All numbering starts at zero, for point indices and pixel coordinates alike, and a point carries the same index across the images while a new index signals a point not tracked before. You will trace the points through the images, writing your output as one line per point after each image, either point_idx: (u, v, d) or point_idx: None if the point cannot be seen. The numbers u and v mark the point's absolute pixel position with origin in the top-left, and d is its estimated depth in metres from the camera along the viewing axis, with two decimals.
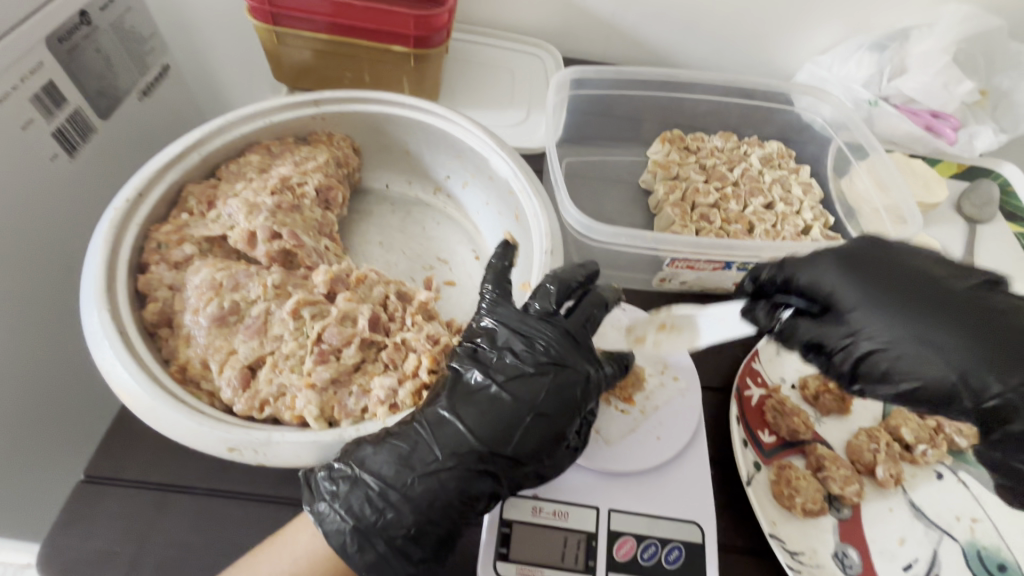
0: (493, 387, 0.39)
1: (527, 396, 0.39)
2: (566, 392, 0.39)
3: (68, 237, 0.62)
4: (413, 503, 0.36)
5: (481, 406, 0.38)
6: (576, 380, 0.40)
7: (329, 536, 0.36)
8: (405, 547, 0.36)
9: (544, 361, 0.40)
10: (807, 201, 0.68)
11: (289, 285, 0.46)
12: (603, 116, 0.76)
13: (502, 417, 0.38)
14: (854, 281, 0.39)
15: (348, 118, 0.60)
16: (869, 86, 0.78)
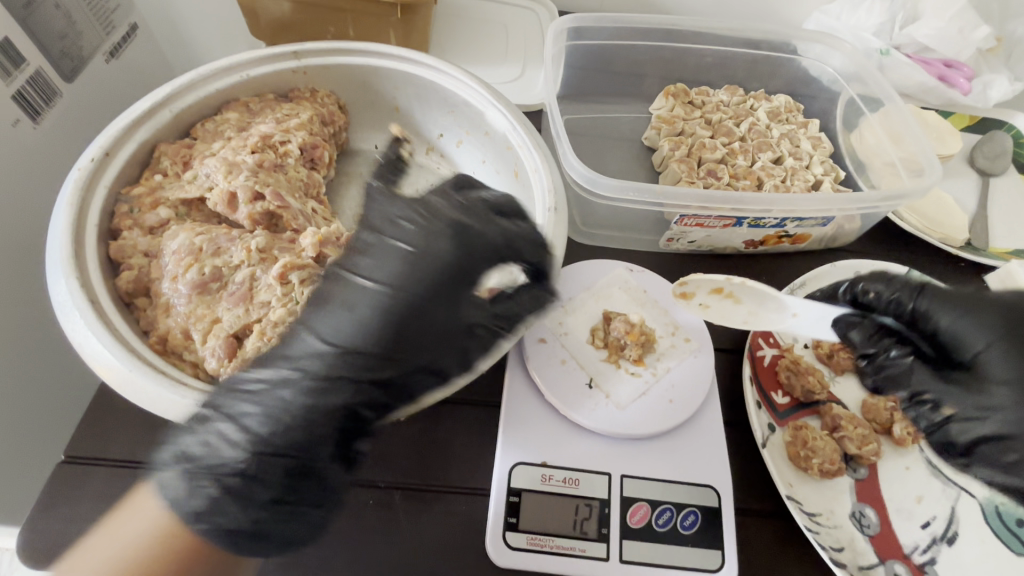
0: (358, 285, 0.36)
1: (396, 281, 0.36)
2: (440, 271, 0.36)
3: (39, 209, 0.59)
4: (252, 436, 0.33)
5: (345, 309, 0.35)
6: (448, 256, 0.36)
7: (161, 486, 0.32)
8: (248, 490, 0.32)
9: (416, 240, 0.37)
10: (816, 155, 0.65)
11: (274, 250, 0.43)
12: (602, 71, 0.72)
13: (366, 312, 0.35)
14: (1009, 352, 0.37)
15: (332, 71, 0.56)
16: (881, 35, 0.75)
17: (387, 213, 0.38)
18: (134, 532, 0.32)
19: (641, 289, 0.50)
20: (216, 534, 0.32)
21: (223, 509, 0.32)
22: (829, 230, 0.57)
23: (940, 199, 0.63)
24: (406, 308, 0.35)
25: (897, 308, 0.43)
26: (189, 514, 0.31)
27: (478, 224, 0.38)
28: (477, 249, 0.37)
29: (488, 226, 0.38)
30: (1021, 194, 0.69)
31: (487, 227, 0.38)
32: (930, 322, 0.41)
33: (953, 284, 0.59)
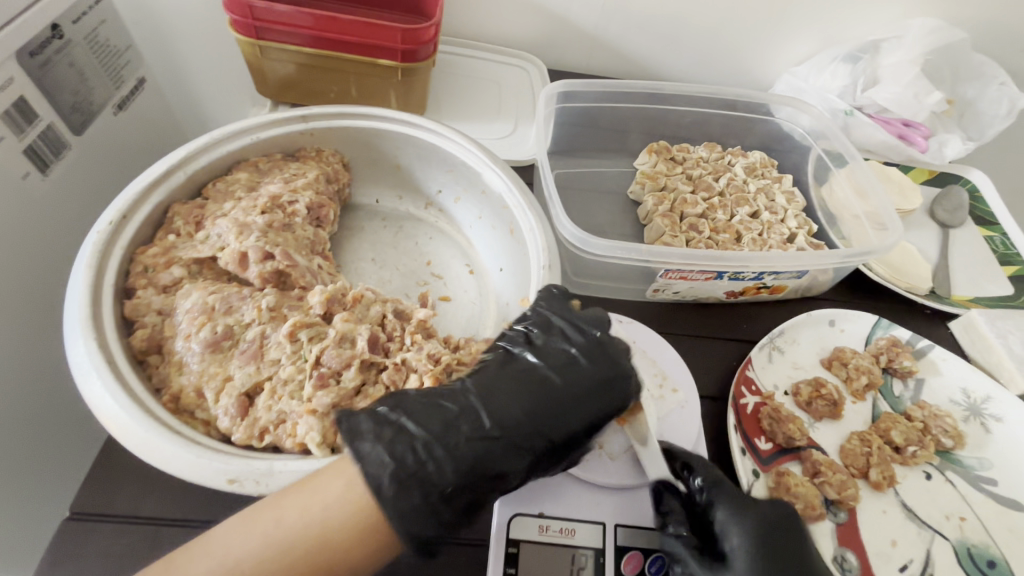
0: (541, 371, 0.41)
1: (577, 386, 0.41)
2: (609, 378, 0.42)
3: (47, 257, 0.60)
4: (455, 460, 0.36)
5: (528, 388, 0.40)
6: (621, 375, 0.42)
7: (368, 476, 0.34)
8: (437, 507, 0.35)
9: (585, 351, 0.42)
10: (790, 210, 0.70)
11: (284, 308, 0.45)
12: (589, 127, 0.77)
13: (534, 393, 0.40)
14: (763, 557, 0.40)
15: (337, 133, 0.59)
16: (844, 96, 0.81)
17: (561, 322, 0.44)
18: (291, 510, 0.32)
19: (631, 339, 0.53)
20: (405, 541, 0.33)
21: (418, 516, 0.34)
22: (804, 281, 0.61)
23: (907, 251, 0.68)
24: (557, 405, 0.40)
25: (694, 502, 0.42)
26: (395, 511, 0.33)
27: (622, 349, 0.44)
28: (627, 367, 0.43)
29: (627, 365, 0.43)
30: (978, 245, 0.74)
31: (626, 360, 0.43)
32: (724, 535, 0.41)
33: (919, 331, 0.64)
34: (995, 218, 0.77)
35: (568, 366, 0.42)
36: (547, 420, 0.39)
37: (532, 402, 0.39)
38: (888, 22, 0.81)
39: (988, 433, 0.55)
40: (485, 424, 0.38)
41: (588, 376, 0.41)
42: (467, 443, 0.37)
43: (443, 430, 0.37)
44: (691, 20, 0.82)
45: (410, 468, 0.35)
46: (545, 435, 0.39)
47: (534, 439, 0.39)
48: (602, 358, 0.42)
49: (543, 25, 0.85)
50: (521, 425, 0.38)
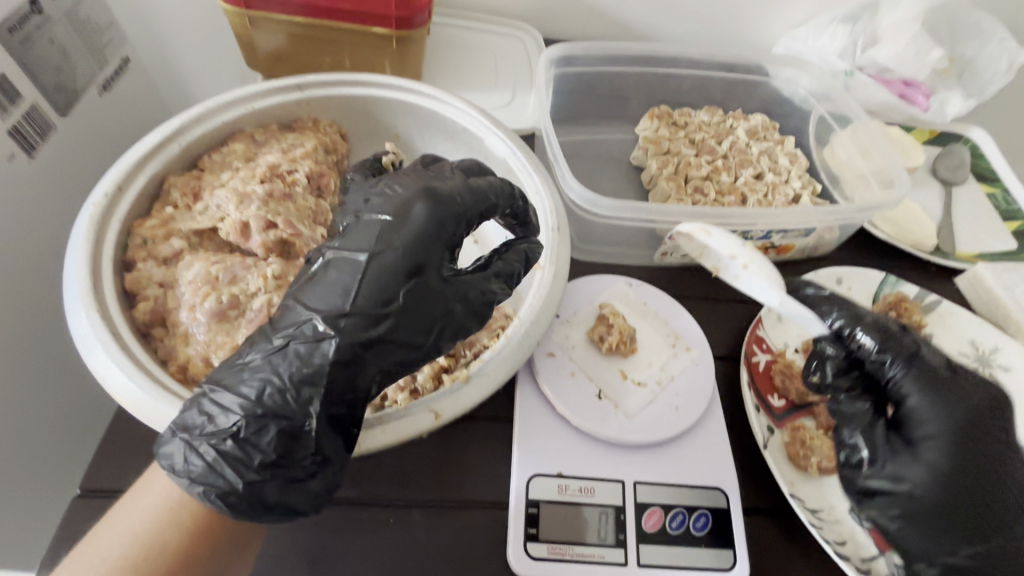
0: (363, 257, 0.34)
1: (409, 249, 0.35)
2: (434, 231, 0.36)
3: (39, 241, 0.59)
4: (268, 410, 0.32)
5: (352, 280, 0.34)
6: (447, 215, 0.37)
7: (178, 449, 0.32)
8: (264, 464, 0.32)
9: (397, 213, 0.36)
10: (794, 170, 0.69)
11: (290, 276, 0.44)
12: (589, 95, 0.76)
13: (369, 278, 0.34)
14: (933, 407, 0.43)
15: (334, 102, 0.58)
16: (845, 57, 0.80)
17: (360, 196, 0.39)
18: (144, 510, 0.33)
19: (641, 301, 0.52)
20: (214, 498, 0.32)
21: (221, 473, 0.32)
22: (811, 240, 0.61)
23: (912, 208, 0.68)
24: (393, 270, 0.34)
25: (887, 357, 0.45)
26: (188, 477, 0.32)
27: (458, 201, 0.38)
28: (445, 212, 0.37)
29: (457, 192, 0.38)
30: (981, 202, 0.74)
31: (454, 192, 0.38)
32: (901, 388, 0.44)
33: (927, 287, 0.64)
34: (997, 175, 0.77)
35: (366, 233, 0.35)
36: (386, 296, 0.34)
37: (349, 280, 0.34)
38: None
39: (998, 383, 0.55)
40: (290, 334, 0.34)
41: (391, 248, 0.35)
42: (278, 369, 0.33)
43: (272, 366, 0.33)
44: None
45: (203, 426, 0.32)
46: (383, 309, 0.34)
47: (383, 323, 0.34)
48: (411, 214, 0.36)
49: None
50: (328, 327, 0.33)
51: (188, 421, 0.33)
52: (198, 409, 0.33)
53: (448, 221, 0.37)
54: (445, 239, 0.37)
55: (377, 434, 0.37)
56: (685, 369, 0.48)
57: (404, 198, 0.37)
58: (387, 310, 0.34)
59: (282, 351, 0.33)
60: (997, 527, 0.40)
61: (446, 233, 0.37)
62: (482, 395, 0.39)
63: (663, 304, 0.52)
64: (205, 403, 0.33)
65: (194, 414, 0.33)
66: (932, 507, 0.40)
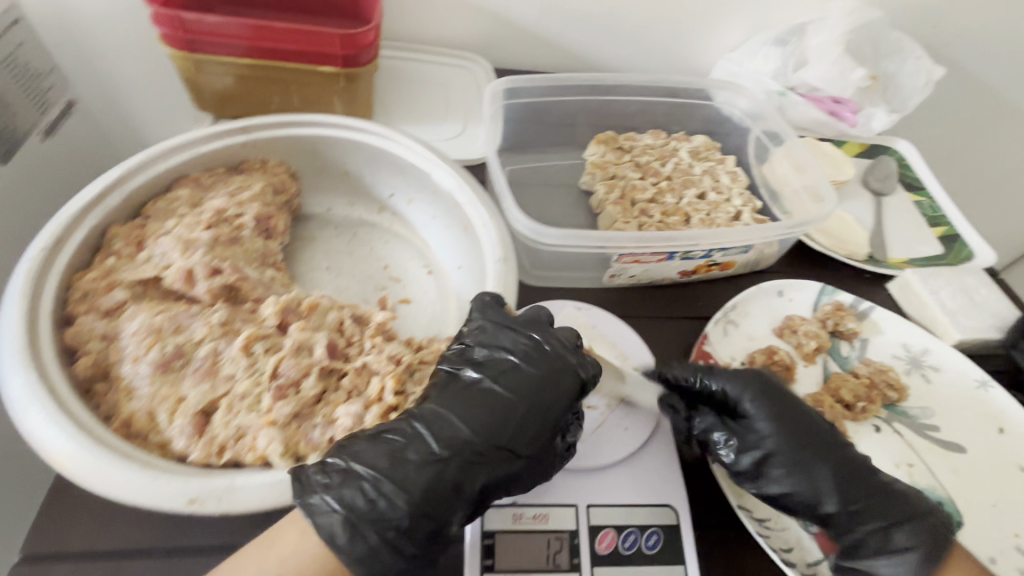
0: (485, 383, 0.40)
1: (524, 390, 0.40)
2: (557, 383, 0.41)
3: None
4: (412, 497, 0.36)
5: (480, 409, 0.39)
6: (565, 370, 0.41)
7: (319, 527, 0.34)
8: (398, 543, 0.35)
9: (532, 356, 0.42)
10: (734, 189, 0.73)
11: (236, 322, 0.44)
12: (538, 122, 0.78)
13: (492, 408, 0.39)
14: (750, 398, 0.48)
15: (281, 143, 0.59)
16: (778, 78, 0.85)
17: (499, 329, 0.43)
18: None
19: (591, 325, 0.54)
20: None
21: (375, 560, 0.34)
22: (751, 256, 0.64)
23: (844, 220, 0.72)
24: (515, 413, 0.39)
25: (698, 381, 0.49)
26: (351, 558, 0.34)
27: (581, 356, 0.43)
28: (566, 368, 0.41)
29: (580, 354, 0.43)
30: (908, 211, 0.79)
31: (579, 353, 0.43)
32: (720, 398, 0.48)
33: (862, 294, 0.67)
34: (922, 183, 0.82)
35: (505, 370, 0.41)
36: (504, 434, 0.39)
37: (479, 411, 0.39)
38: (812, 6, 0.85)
39: (928, 382, 0.58)
40: (448, 443, 0.37)
41: (531, 386, 0.40)
42: (421, 470, 0.36)
43: (399, 465, 0.36)
44: (629, 11, 0.84)
45: (370, 508, 0.35)
46: (508, 448, 0.39)
47: (503, 458, 0.38)
48: (536, 363, 0.41)
49: (485, 25, 0.85)
50: (475, 438, 0.38)
51: (325, 492, 0.35)
52: (335, 485, 0.36)
53: (564, 372, 0.41)
54: (570, 393, 0.41)
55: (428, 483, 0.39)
56: (634, 391, 0.50)
57: (539, 342, 0.43)
58: (506, 448, 0.39)
59: (434, 457, 0.37)
60: (841, 464, 0.46)
61: (563, 388, 0.41)
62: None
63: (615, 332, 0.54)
64: (347, 478, 0.36)
65: (328, 485, 0.36)
66: (800, 479, 0.45)
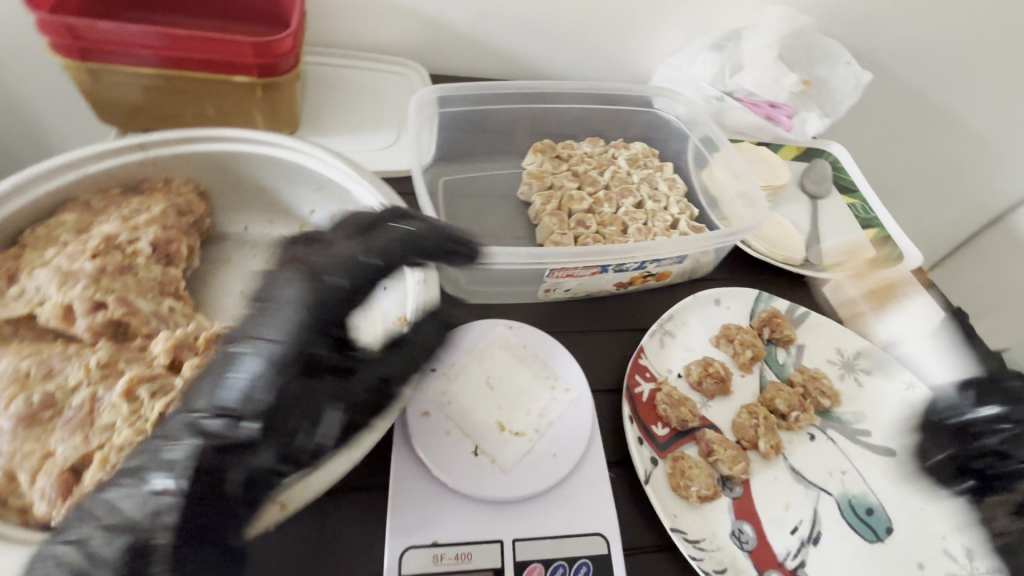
0: (253, 342, 0.33)
1: (292, 322, 0.34)
2: (325, 304, 0.35)
3: None
4: (192, 481, 0.30)
5: (246, 365, 0.33)
6: (334, 287, 0.36)
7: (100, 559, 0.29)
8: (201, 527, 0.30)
9: (291, 292, 0.35)
10: (672, 197, 0.72)
11: (120, 362, 0.40)
12: (475, 131, 0.76)
13: (264, 360, 0.33)
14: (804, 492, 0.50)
15: (186, 160, 0.54)
16: (716, 83, 0.86)
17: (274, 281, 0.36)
18: None
19: (522, 344, 0.52)
20: None
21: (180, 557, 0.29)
22: (687, 265, 0.63)
23: (780, 225, 0.72)
24: (287, 350, 0.33)
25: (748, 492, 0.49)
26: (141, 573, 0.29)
27: (347, 267, 0.37)
28: (331, 283, 0.36)
29: (341, 262, 0.37)
30: (842, 213, 0.80)
31: (341, 260, 0.38)
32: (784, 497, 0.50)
33: (798, 300, 0.67)
34: (856, 186, 0.84)
35: (288, 318, 0.34)
36: (283, 375, 0.33)
37: (245, 367, 0.33)
38: (746, 11, 0.86)
39: (859, 387, 0.59)
40: (221, 415, 0.32)
41: (313, 328, 0.35)
42: (195, 457, 0.30)
43: (168, 456, 0.31)
44: (566, 16, 0.83)
45: (142, 512, 0.29)
46: (286, 384, 0.33)
47: (292, 401, 0.33)
48: (292, 293, 0.35)
49: (420, 30, 0.83)
50: (282, 405, 0.33)
51: (132, 523, 0.29)
52: (136, 517, 0.29)
53: (332, 286, 0.36)
54: (339, 307, 0.36)
55: (308, 485, 0.37)
56: (565, 415, 0.47)
57: (302, 275, 0.36)
58: (285, 386, 0.33)
59: (249, 445, 0.32)
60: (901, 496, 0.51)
61: (336, 305, 0.36)
62: (336, 475, 0.38)
63: (548, 353, 0.52)
64: (153, 506, 0.29)
65: (129, 517, 0.29)
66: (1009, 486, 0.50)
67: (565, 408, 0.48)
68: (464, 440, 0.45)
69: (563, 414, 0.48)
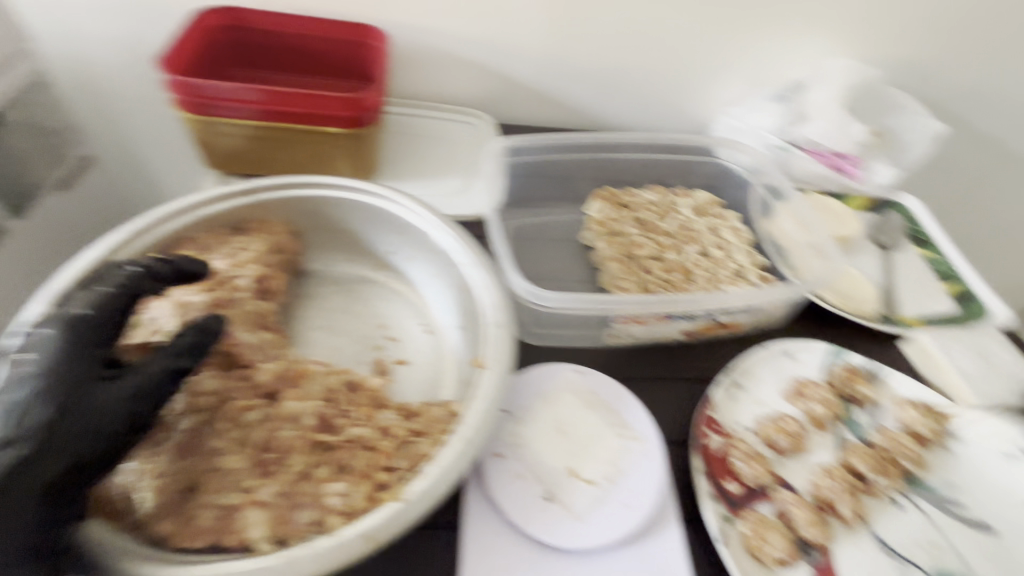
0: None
1: (49, 354, 0.35)
2: (77, 334, 0.37)
3: None
4: None
5: (22, 396, 0.34)
6: (74, 316, 0.37)
7: None
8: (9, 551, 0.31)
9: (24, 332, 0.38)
10: (738, 245, 0.73)
11: (227, 390, 0.43)
12: (538, 178, 0.79)
13: (36, 391, 0.34)
14: None
15: (285, 204, 0.60)
16: (779, 133, 0.87)
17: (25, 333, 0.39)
18: None
19: (591, 390, 0.52)
20: None
21: None
22: (757, 316, 0.62)
23: (853, 276, 0.71)
24: (43, 380, 0.34)
25: None
26: None
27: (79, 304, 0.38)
28: (81, 317, 0.37)
29: (86, 295, 0.39)
30: (918, 266, 0.77)
31: (78, 299, 0.39)
32: None
33: (875, 358, 0.64)
34: (931, 239, 0.81)
35: (45, 345, 0.36)
36: (61, 398, 0.34)
37: (17, 400, 0.33)
38: (807, 64, 0.87)
39: (949, 455, 0.56)
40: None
41: (87, 350, 0.36)
42: None
43: None
44: (626, 70, 0.87)
45: None
46: (67, 404, 0.34)
47: (68, 423, 0.34)
48: (36, 337, 0.36)
49: (488, 83, 0.87)
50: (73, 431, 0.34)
51: None
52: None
53: (77, 318, 0.37)
54: (88, 338, 0.37)
55: (397, 518, 0.37)
56: (637, 466, 0.47)
57: (52, 316, 0.37)
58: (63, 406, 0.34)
59: (25, 469, 0.32)
60: None
61: (90, 332, 0.37)
62: (421, 510, 0.38)
63: (622, 403, 0.51)
64: None
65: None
66: None
67: (636, 459, 0.47)
68: (539, 485, 0.45)
69: (635, 464, 0.47)
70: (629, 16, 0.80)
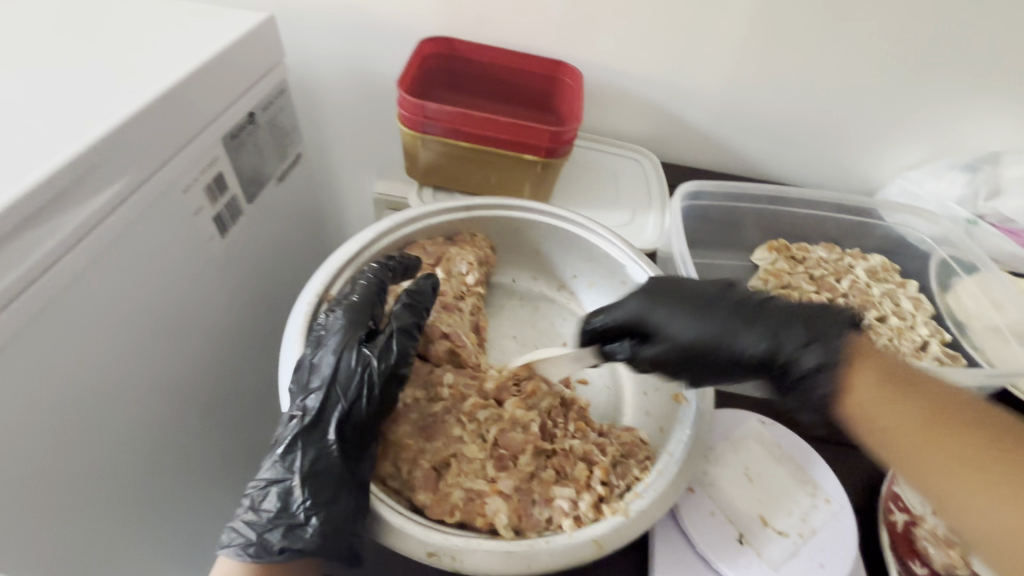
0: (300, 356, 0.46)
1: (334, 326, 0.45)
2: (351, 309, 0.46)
3: (206, 302, 0.71)
4: (300, 446, 0.41)
5: (321, 357, 0.44)
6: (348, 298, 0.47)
7: (261, 509, 0.41)
8: (315, 476, 0.41)
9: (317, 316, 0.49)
10: (919, 316, 0.70)
11: (461, 385, 0.49)
12: (709, 223, 0.80)
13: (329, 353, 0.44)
14: None
15: (491, 221, 0.66)
16: (964, 204, 0.83)
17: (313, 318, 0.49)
18: None
19: (777, 442, 0.53)
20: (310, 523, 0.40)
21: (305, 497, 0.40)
22: None
23: None
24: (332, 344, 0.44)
25: None
26: (278, 517, 0.40)
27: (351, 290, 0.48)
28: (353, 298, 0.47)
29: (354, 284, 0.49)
30: None
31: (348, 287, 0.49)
32: None
33: None
34: None
35: (331, 318, 0.46)
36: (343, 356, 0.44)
37: (319, 359, 0.44)
38: (1006, 136, 0.83)
39: None
40: (307, 395, 0.43)
41: (351, 322, 0.45)
42: (294, 431, 0.42)
43: (285, 433, 0.42)
44: (802, 125, 0.87)
45: (285, 474, 0.41)
46: (347, 361, 0.43)
47: (348, 374, 0.43)
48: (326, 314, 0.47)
49: (659, 123, 0.91)
50: (339, 382, 0.43)
51: (280, 481, 0.41)
52: (282, 499, 0.40)
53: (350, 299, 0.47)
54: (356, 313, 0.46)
55: (622, 532, 0.40)
56: (829, 528, 0.47)
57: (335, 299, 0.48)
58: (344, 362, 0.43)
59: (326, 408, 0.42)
60: None
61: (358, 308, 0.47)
62: (640, 529, 0.41)
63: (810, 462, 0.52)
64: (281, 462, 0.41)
65: (275, 502, 0.40)
66: None
67: (826, 520, 0.47)
68: (730, 527, 0.46)
69: (826, 524, 0.47)
70: (817, 71, 0.81)
